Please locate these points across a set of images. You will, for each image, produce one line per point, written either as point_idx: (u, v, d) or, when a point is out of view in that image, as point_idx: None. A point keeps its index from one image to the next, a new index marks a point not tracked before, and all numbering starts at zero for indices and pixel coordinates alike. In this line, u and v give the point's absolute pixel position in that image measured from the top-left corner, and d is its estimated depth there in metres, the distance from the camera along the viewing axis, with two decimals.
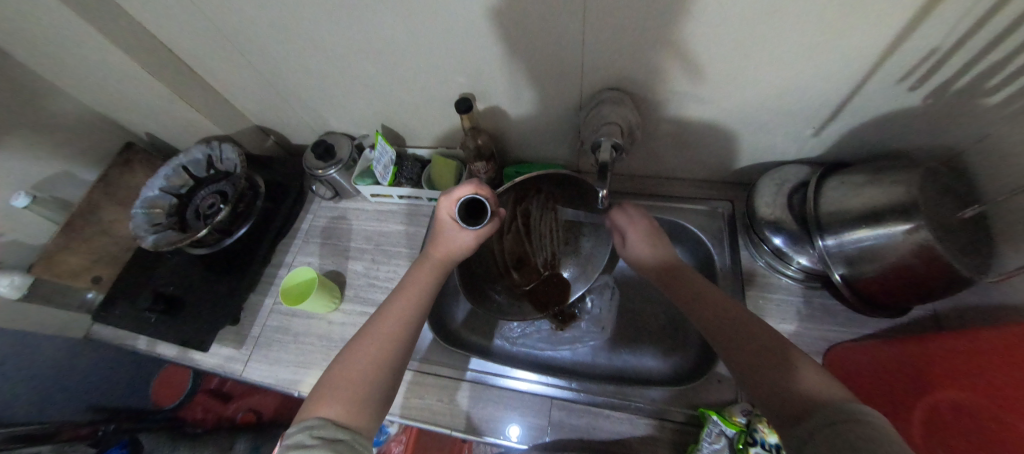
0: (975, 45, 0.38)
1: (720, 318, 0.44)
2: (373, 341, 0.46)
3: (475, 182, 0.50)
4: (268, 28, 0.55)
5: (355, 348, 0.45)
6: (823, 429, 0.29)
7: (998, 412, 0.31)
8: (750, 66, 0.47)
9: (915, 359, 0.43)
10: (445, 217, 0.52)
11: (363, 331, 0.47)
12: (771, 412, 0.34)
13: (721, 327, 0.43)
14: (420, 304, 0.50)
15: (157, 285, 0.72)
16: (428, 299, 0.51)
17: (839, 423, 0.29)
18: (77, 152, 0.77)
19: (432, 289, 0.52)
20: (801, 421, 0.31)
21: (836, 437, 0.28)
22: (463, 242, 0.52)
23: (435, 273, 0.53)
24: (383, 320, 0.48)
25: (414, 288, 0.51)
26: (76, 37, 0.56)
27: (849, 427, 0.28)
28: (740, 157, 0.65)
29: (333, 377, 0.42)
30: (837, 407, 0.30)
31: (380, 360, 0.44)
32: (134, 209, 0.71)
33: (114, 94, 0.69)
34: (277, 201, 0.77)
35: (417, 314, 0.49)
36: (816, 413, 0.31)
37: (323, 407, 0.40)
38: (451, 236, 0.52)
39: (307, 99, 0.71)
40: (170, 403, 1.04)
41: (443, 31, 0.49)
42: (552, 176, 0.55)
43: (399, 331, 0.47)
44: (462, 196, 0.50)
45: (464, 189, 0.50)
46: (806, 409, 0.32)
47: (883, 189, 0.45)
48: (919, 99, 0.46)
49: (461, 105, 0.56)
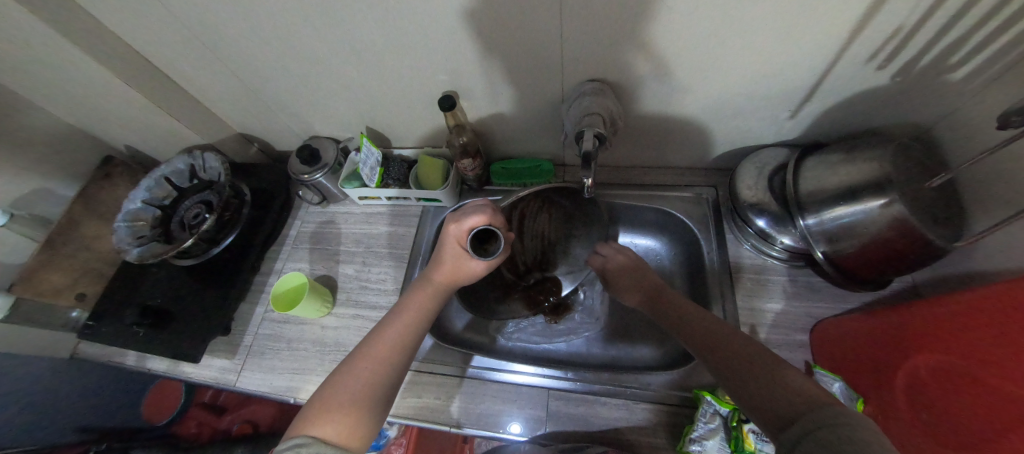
0: (937, 23, 0.40)
1: (709, 329, 0.45)
2: (368, 362, 0.45)
3: (489, 211, 0.52)
4: (246, 33, 0.55)
5: (349, 368, 0.45)
6: (806, 435, 0.30)
7: (967, 366, 0.33)
8: (726, 53, 0.48)
9: (890, 327, 0.45)
10: (453, 242, 0.52)
11: (357, 351, 0.47)
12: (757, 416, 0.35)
13: (711, 337, 0.44)
14: (418, 328, 0.50)
15: (143, 299, 0.71)
16: (425, 323, 0.51)
17: (819, 427, 0.30)
18: (53, 168, 0.75)
19: (430, 313, 0.52)
20: (790, 425, 0.32)
21: (821, 438, 0.29)
22: (470, 269, 0.53)
23: (435, 297, 0.53)
24: (380, 340, 0.48)
25: (412, 310, 0.51)
26: (47, 50, 0.55)
27: (831, 428, 0.29)
28: (721, 144, 0.66)
29: (325, 396, 0.42)
30: (818, 412, 0.31)
31: (376, 382, 0.44)
32: (117, 223, 0.70)
33: (90, 107, 0.68)
34: (264, 208, 0.76)
35: (415, 338, 0.50)
36: (802, 416, 0.32)
37: (314, 425, 0.39)
38: (456, 261, 0.53)
39: (290, 104, 0.71)
40: (163, 419, 1.04)
41: (423, 30, 0.50)
42: (554, 187, 0.60)
43: (396, 354, 0.47)
44: (475, 226, 0.51)
45: (477, 219, 0.51)
46: (795, 411, 0.33)
47: (858, 166, 0.47)
48: (887, 77, 0.48)
49: (443, 102, 0.56)
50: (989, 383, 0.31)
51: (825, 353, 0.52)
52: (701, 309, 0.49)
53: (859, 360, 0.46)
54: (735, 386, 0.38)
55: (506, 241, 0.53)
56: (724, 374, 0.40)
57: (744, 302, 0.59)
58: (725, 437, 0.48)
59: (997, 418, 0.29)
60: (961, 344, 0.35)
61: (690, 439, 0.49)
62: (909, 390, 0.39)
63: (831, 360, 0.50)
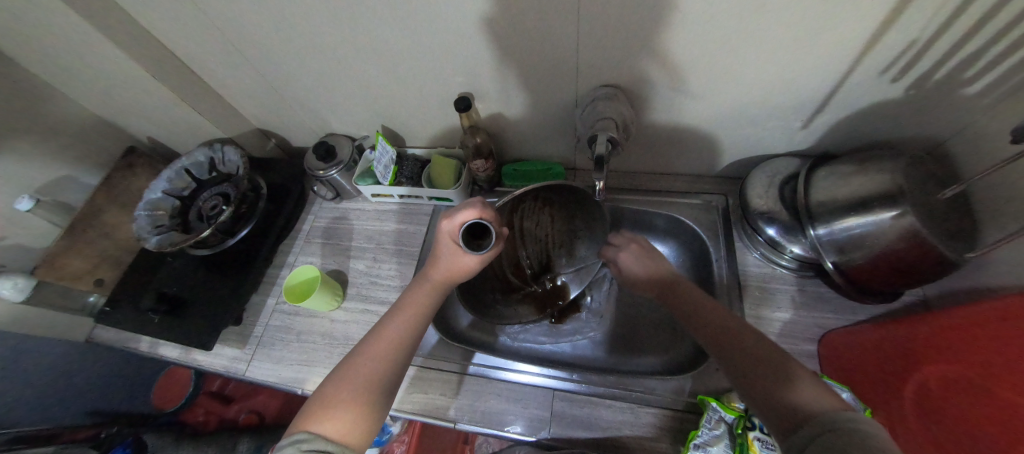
0: (951, 36, 0.40)
1: (726, 330, 0.44)
2: (367, 361, 0.46)
3: (480, 205, 0.49)
4: (270, 30, 0.56)
5: (348, 365, 0.45)
6: (814, 438, 0.30)
7: (973, 376, 0.34)
8: (740, 62, 0.49)
9: (901, 340, 0.45)
10: (445, 237, 0.52)
11: (357, 349, 0.48)
12: (763, 415, 0.36)
13: (727, 337, 0.43)
14: (416, 326, 0.51)
15: (159, 286, 0.73)
16: (423, 321, 0.52)
17: (830, 431, 0.30)
18: (78, 156, 0.78)
19: (429, 309, 0.53)
20: (795, 428, 0.32)
21: (828, 443, 0.29)
22: (465, 264, 0.53)
23: (434, 294, 0.53)
24: (379, 339, 0.48)
25: (411, 309, 0.52)
26: (82, 42, 0.57)
27: (840, 436, 0.29)
28: (732, 152, 0.67)
29: (324, 393, 0.43)
30: (826, 415, 0.31)
31: (374, 379, 0.44)
32: (138, 211, 0.72)
33: (119, 98, 0.70)
34: (279, 202, 0.78)
35: (413, 336, 0.50)
36: (809, 420, 0.32)
37: (315, 422, 0.40)
38: (451, 258, 0.53)
39: (308, 102, 0.72)
40: (171, 406, 1.06)
41: (442, 32, 0.51)
42: (550, 186, 0.58)
43: (394, 351, 0.47)
44: (465, 220, 0.49)
45: (468, 214, 0.49)
46: (802, 414, 0.33)
47: (870, 178, 0.47)
48: (901, 90, 0.48)
49: (459, 103, 0.57)
50: (995, 392, 0.31)
51: (832, 362, 0.52)
52: (717, 303, 0.49)
53: (868, 372, 0.46)
54: (743, 385, 0.39)
55: (500, 237, 0.50)
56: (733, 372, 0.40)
57: (751, 311, 0.59)
58: (729, 444, 0.48)
59: (1001, 436, 0.29)
60: (971, 355, 0.35)
61: (694, 445, 0.49)
62: (917, 401, 0.39)
63: (838, 370, 0.50)
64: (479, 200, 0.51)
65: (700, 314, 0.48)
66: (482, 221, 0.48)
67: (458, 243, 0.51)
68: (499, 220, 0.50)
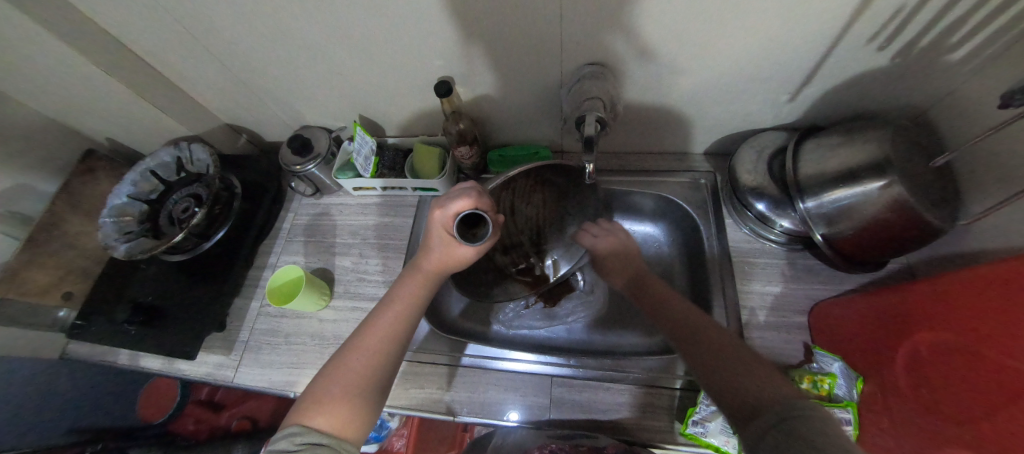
0: (938, 2, 0.39)
1: (714, 347, 0.41)
2: (360, 355, 0.44)
3: (474, 194, 0.48)
4: (230, 18, 0.52)
5: (341, 360, 0.44)
6: (775, 425, 0.30)
7: (966, 341, 0.34)
8: (726, 35, 0.47)
9: (890, 305, 0.45)
10: (438, 228, 0.49)
11: (350, 342, 0.46)
12: (728, 409, 0.36)
13: (713, 355, 0.40)
14: (410, 318, 0.49)
15: (133, 296, 0.69)
16: (416, 313, 0.50)
17: (791, 418, 0.30)
18: (30, 164, 0.72)
19: (422, 302, 0.51)
20: (756, 417, 0.32)
21: (791, 427, 0.29)
22: (460, 255, 0.50)
23: (426, 285, 0.51)
24: (372, 333, 0.46)
25: (404, 301, 0.50)
26: (21, 40, 0.52)
27: (803, 420, 0.29)
28: (720, 128, 0.66)
29: (317, 388, 0.41)
30: (789, 402, 0.32)
31: (370, 373, 0.43)
32: (102, 218, 0.67)
33: (69, 100, 0.65)
34: (255, 201, 0.74)
35: (407, 329, 0.48)
36: (772, 408, 0.32)
37: (308, 415, 0.39)
38: (443, 249, 0.50)
39: (279, 93, 0.68)
40: (159, 418, 1.04)
41: (416, 14, 0.48)
42: (549, 164, 0.56)
43: (388, 345, 0.46)
44: (459, 211, 0.47)
45: (462, 203, 0.47)
46: (769, 401, 0.33)
47: (857, 148, 0.47)
48: (887, 58, 0.48)
49: (439, 88, 0.54)
50: (989, 357, 0.31)
51: (823, 332, 0.53)
52: (686, 302, 0.50)
53: (861, 340, 0.47)
54: (707, 377, 0.39)
55: (494, 224, 0.49)
56: (706, 377, 0.39)
57: (743, 287, 0.60)
58: (726, 418, 0.49)
59: (1000, 393, 0.29)
60: (966, 323, 0.34)
61: (693, 421, 0.50)
62: (909, 366, 0.40)
63: (830, 340, 0.51)
64: (471, 189, 0.49)
65: (672, 312, 0.49)
66: (476, 210, 0.47)
67: (452, 234, 0.49)
68: (494, 208, 0.48)
